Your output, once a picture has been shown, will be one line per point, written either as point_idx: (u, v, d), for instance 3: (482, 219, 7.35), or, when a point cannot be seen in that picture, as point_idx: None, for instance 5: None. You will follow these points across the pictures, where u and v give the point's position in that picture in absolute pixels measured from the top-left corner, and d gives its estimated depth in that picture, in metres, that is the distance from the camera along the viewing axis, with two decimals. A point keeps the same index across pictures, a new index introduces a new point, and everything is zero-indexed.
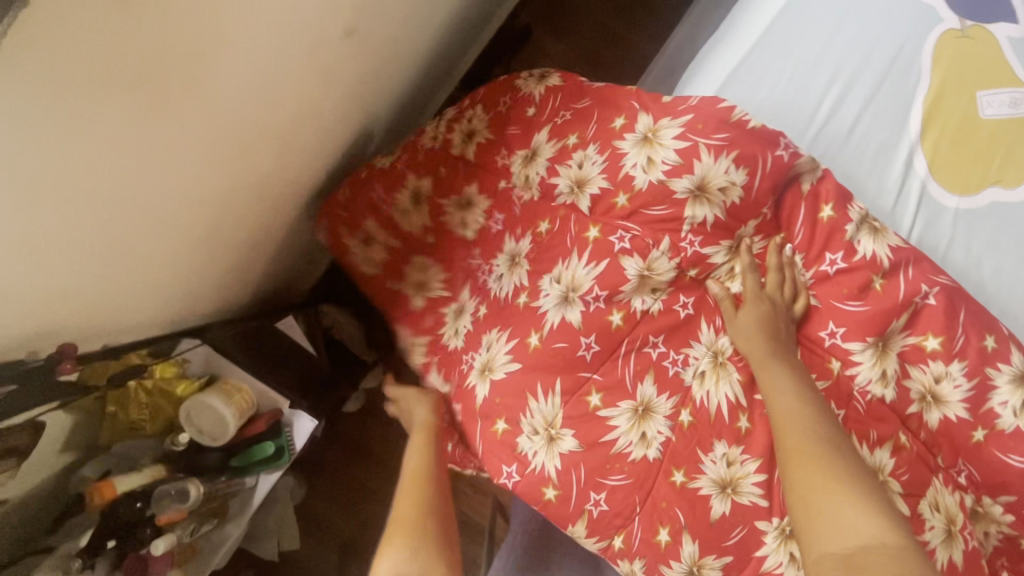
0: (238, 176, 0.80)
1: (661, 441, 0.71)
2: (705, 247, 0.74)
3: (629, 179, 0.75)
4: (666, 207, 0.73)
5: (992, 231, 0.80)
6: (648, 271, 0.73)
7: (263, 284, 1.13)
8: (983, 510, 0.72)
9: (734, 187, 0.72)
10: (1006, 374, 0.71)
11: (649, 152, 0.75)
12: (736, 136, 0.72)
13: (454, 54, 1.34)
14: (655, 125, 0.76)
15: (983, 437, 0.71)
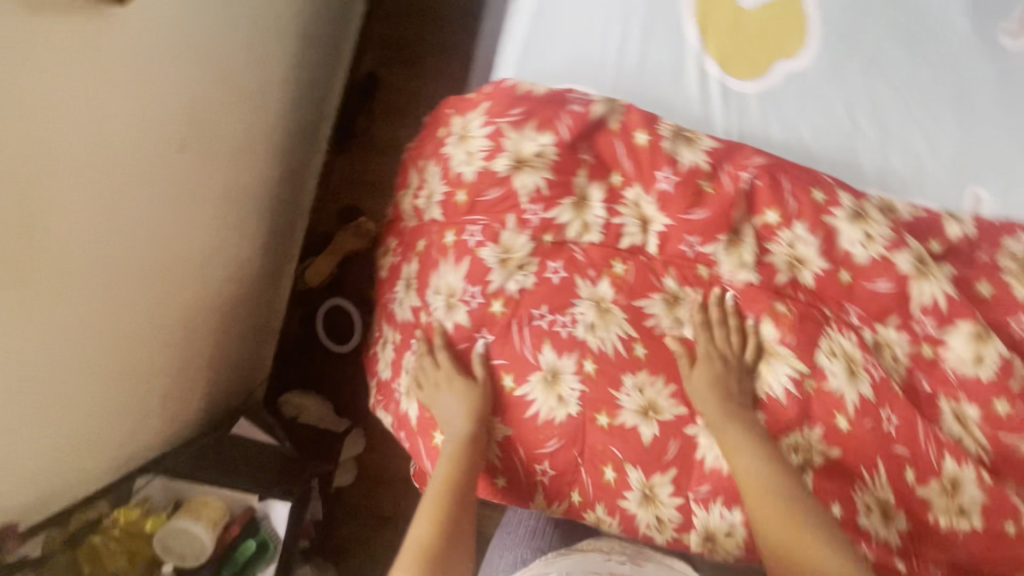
0: (137, 319, 0.85)
1: (577, 396, 0.79)
2: (548, 212, 0.80)
3: (459, 176, 0.81)
4: (498, 189, 0.79)
5: (795, 99, 0.87)
6: (505, 253, 0.80)
7: (207, 396, 1.16)
8: (884, 339, 0.79)
9: (547, 150, 0.78)
10: (843, 214, 0.78)
11: (467, 148, 0.80)
12: (530, 107, 0.79)
13: (310, 122, 1.40)
14: (465, 121, 0.82)
15: (850, 277, 0.78)
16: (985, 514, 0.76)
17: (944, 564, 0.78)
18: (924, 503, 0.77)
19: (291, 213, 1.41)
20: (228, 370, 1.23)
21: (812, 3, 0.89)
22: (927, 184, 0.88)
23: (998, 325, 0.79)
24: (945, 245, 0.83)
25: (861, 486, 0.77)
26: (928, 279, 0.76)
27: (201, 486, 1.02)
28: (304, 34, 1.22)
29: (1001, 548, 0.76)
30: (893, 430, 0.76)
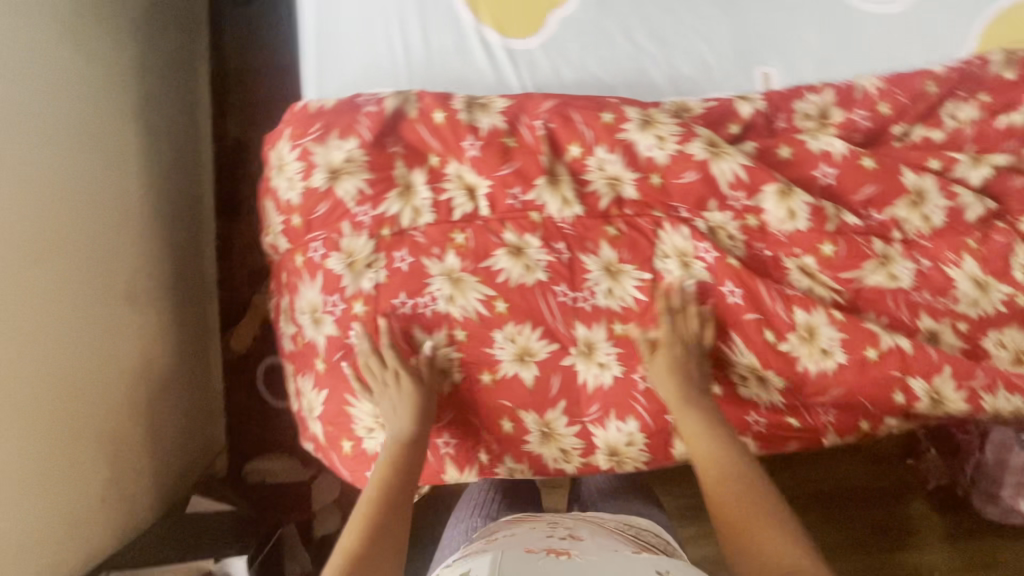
0: (26, 437, 0.88)
1: (458, 363, 0.86)
2: (377, 208, 0.85)
3: (289, 202, 0.85)
4: (324, 202, 0.84)
5: (576, 40, 0.94)
6: (350, 258, 0.84)
7: (147, 484, 1.16)
8: (714, 224, 0.85)
9: (355, 155, 0.84)
10: (632, 126, 0.84)
11: (287, 175, 0.85)
12: (327, 120, 0.84)
13: (193, 190, 1.37)
14: (278, 150, 0.86)
15: (661, 179, 0.84)
16: (847, 348, 0.82)
17: (829, 403, 0.84)
18: (793, 355, 0.83)
19: (202, 281, 1.41)
20: (172, 448, 1.25)
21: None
22: (717, 76, 0.95)
23: (805, 180, 0.85)
24: (744, 124, 0.89)
25: (731, 361, 0.85)
26: (723, 158, 0.83)
27: (151, 569, 1.02)
28: (146, 107, 1.20)
29: (872, 373, 0.82)
30: (738, 301, 0.84)
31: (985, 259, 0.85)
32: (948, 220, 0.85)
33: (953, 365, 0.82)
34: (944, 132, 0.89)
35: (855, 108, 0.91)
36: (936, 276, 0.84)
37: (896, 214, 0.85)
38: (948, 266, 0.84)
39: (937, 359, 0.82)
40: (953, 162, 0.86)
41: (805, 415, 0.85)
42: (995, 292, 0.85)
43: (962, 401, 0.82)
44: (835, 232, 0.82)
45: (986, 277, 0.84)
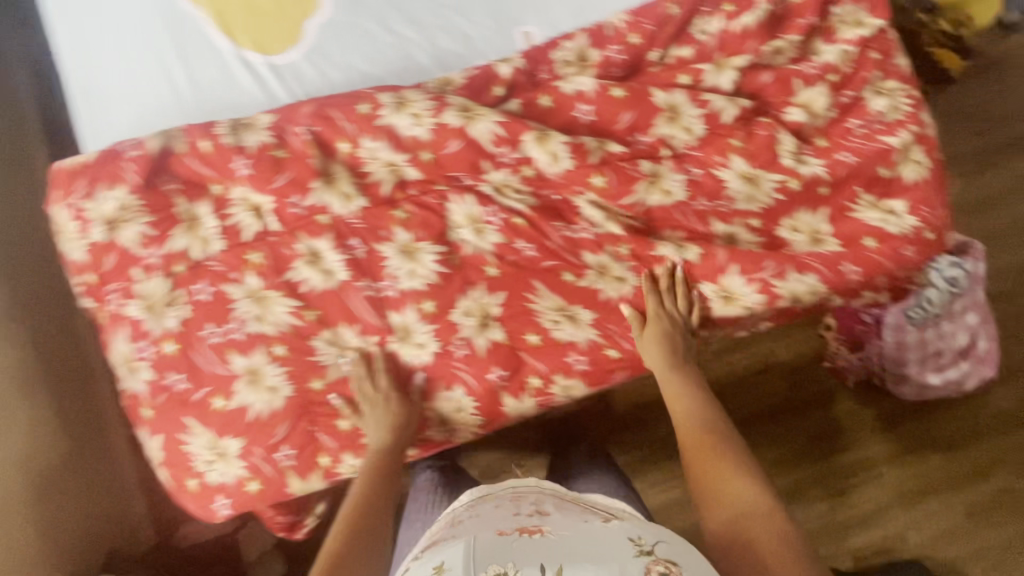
0: None
1: (284, 378, 0.86)
2: (165, 247, 0.86)
3: (78, 262, 0.86)
4: (111, 254, 0.86)
5: (335, 42, 0.96)
6: (148, 301, 0.86)
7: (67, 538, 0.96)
8: (497, 184, 0.89)
9: (128, 203, 0.86)
10: (387, 111, 0.86)
11: (68, 236, 0.86)
12: (91, 174, 0.86)
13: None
14: (55, 215, 0.87)
15: (430, 155, 0.87)
16: (636, 271, 0.89)
17: (638, 325, 0.90)
18: (594, 288, 0.90)
19: (62, 306, 1.07)
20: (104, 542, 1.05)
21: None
22: (479, 46, 0.98)
23: (568, 123, 0.89)
24: (508, 84, 0.92)
25: (540, 309, 0.89)
26: (477, 118, 0.85)
27: None
28: None
29: (663, 289, 0.89)
30: (534, 254, 0.90)
31: (751, 155, 0.89)
32: (708, 128, 0.89)
33: (738, 261, 0.88)
34: (693, 47, 0.93)
35: (608, 45, 0.94)
36: (708, 181, 0.88)
37: (661, 133, 0.88)
38: (717, 170, 0.88)
39: (722, 260, 0.88)
40: (702, 72, 0.89)
41: (623, 343, 0.90)
42: (767, 183, 0.89)
43: (754, 293, 0.88)
44: (600, 163, 0.86)
45: (756, 171, 0.89)
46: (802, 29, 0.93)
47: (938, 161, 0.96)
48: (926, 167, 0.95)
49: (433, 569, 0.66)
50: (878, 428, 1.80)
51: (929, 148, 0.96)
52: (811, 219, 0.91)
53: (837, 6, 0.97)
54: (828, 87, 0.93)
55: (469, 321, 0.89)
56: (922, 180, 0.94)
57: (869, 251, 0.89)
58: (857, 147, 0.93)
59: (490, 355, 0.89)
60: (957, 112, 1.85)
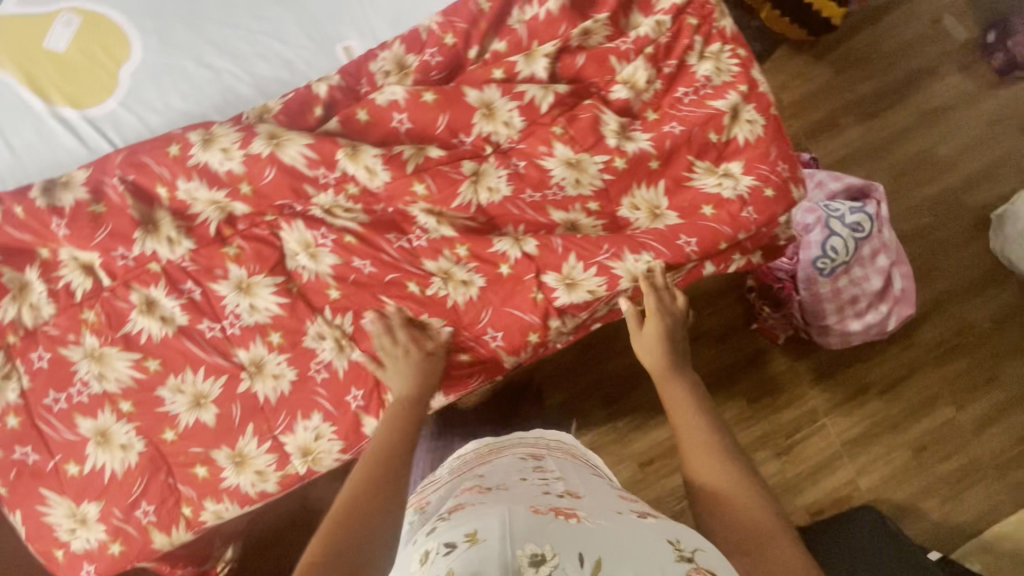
0: None
1: (135, 434, 0.85)
2: None
3: None
4: None
5: (152, 85, 0.95)
6: None
7: None
8: (326, 207, 0.88)
9: None
10: (197, 150, 0.85)
11: None
12: None
13: None
14: None
15: (249, 187, 0.86)
16: (481, 272, 0.89)
17: (489, 326, 0.90)
18: (442, 296, 0.89)
19: None
20: None
21: (99, 8, 0.96)
22: (300, 68, 0.97)
23: (386, 134, 0.88)
24: (326, 104, 0.91)
25: (389, 324, 0.88)
26: (284, 145, 0.84)
27: None
28: None
29: (511, 285, 0.89)
30: (373, 270, 0.88)
31: (574, 139, 0.88)
32: (527, 118, 0.88)
33: (575, 248, 0.88)
34: (508, 39, 0.92)
35: (424, 50, 0.94)
36: (532, 172, 0.87)
37: (481, 131, 0.87)
38: (542, 160, 0.87)
39: (560, 250, 0.88)
40: (514, 65, 0.89)
41: (476, 347, 0.91)
42: (592, 165, 0.88)
43: (593, 278, 0.88)
44: (417, 171, 0.85)
45: (580, 155, 0.88)
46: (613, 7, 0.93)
47: (772, 118, 0.96)
48: (758, 126, 0.95)
49: (466, 537, 0.59)
50: (816, 381, 1.80)
51: (760, 106, 0.96)
52: (648, 194, 0.91)
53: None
54: (647, 59, 0.92)
55: (319, 344, 0.87)
56: (753, 140, 0.94)
57: (704, 221, 0.90)
58: (685, 116, 0.92)
59: (344, 377, 0.86)
60: (845, 58, 1.89)
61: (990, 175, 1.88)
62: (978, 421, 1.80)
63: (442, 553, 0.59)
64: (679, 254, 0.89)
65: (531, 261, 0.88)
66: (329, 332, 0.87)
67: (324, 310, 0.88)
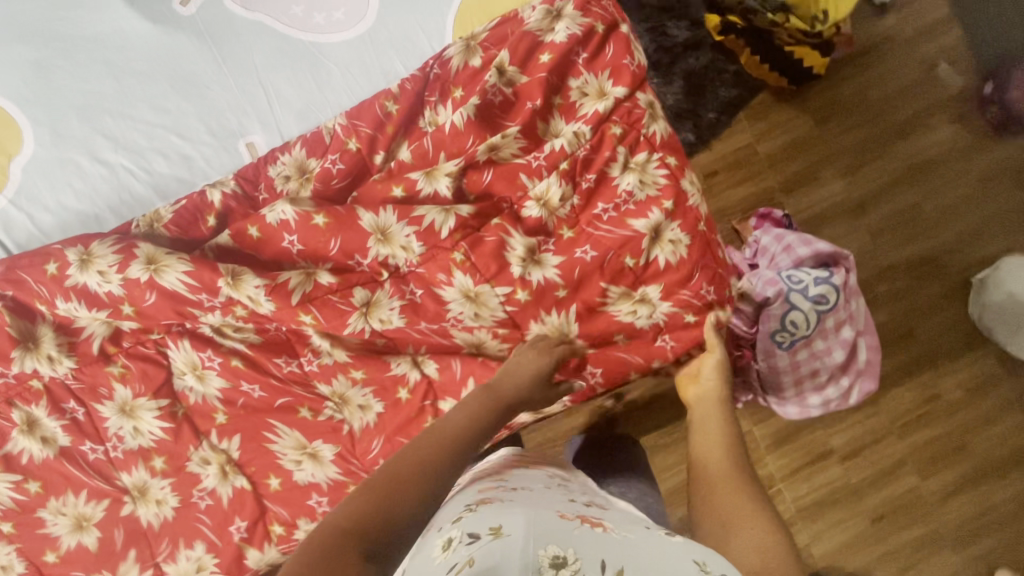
0: None
1: (16, 556, 0.83)
2: None
3: None
4: None
5: (44, 183, 0.90)
6: None
7: None
8: (216, 326, 0.85)
9: None
10: (74, 270, 0.81)
11: None
12: None
13: None
14: None
15: (131, 308, 0.83)
16: (380, 396, 0.85)
17: (380, 457, 0.84)
18: (337, 421, 0.85)
19: None
20: None
21: None
22: (200, 165, 0.92)
23: (279, 254, 0.84)
24: (221, 213, 0.87)
25: (280, 450, 0.84)
26: (161, 269, 0.81)
27: None
28: None
29: (408, 413, 0.84)
30: (262, 395, 0.85)
31: (476, 267, 0.83)
32: (427, 243, 0.82)
33: (472, 373, 0.84)
34: (413, 148, 0.87)
35: (326, 154, 0.88)
36: (428, 303, 0.83)
37: (377, 255, 0.82)
38: (439, 289, 0.83)
39: (459, 374, 0.84)
40: (415, 182, 0.84)
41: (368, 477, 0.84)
42: (492, 298, 0.83)
43: None
44: (303, 302, 0.80)
45: (479, 286, 0.83)
46: (527, 116, 0.87)
47: (700, 235, 0.89)
48: (681, 247, 0.89)
49: (490, 530, 0.52)
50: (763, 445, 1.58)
51: (686, 224, 0.89)
52: (559, 320, 0.86)
53: (574, 79, 0.90)
54: (560, 175, 0.86)
55: (205, 470, 0.84)
56: (674, 262, 0.88)
57: (612, 355, 0.88)
58: (600, 237, 0.87)
59: (231, 504, 0.84)
60: (826, 108, 1.76)
61: (988, 235, 1.71)
62: (943, 490, 1.55)
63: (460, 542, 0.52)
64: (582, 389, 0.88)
65: (427, 391, 0.85)
66: (214, 457, 0.84)
67: (212, 434, 0.85)
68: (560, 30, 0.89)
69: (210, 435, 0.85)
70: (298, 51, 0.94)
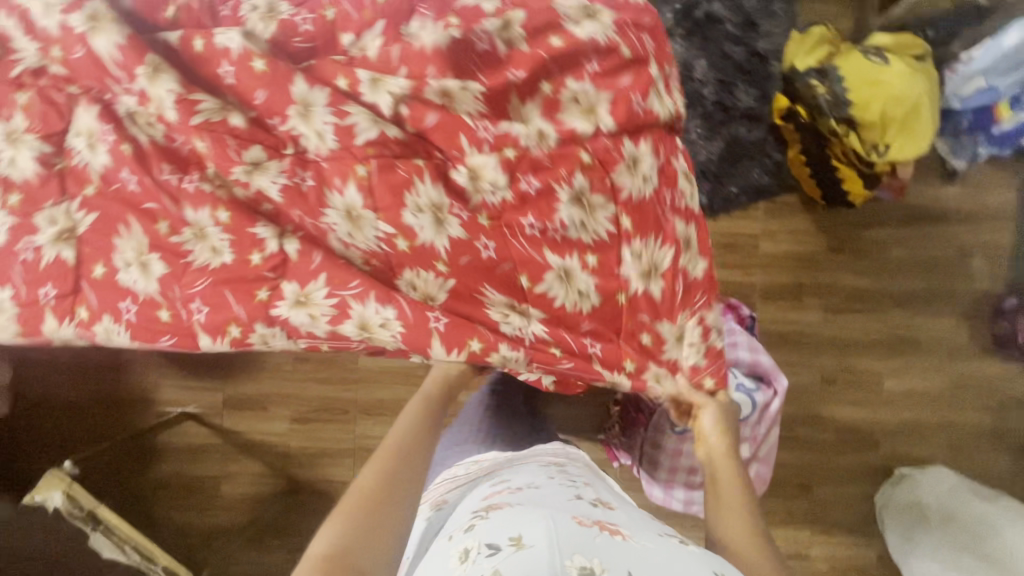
0: None
1: None
2: None
3: None
4: None
5: None
6: None
7: None
8: (130, 110, 0.85)
9: None
10: None
11: None
12: None
13: None
14: None
15: (61, 53, 0.83)
16: (232, 248, 0.82)
17: (199, 299, 0.83)
18: (184, 249, 0.84)
19: None
20: None
21: None
22: None
23: (210, 72, 0.82)
24: (189, 14, 0.86)
25: (119, 246, 0.84)
26: (97, 27, 0.81)
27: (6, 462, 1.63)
28: None
29: (244, 274, 0.82)
30: (135, 189, 0.84)
31: (372, 190, 0.82)
32: (340, 142, 0.82)
33: (325, 270, 0.81)
34: (382, 48, 0.83)
35: (303, 8, 0.86)
36: (312, 196, 0.82)
37: (293, 127, 0.82)
38: (329, 192, 0.82)
39: (315, 265, 0.82)
40: (359, 83, 0.82)
41: (180, 311, 0.84)
42: (371, 229, 0.82)
43: (326, 307, 0.82)
44: (202, 127, 0.80)
45: (364, 210, 0.82)
46: (501, 84, 0.84)
47: (607, 299, 0.88)
48: (586, 303, 0.88)
49: (510, 540, 0.60)
50: None
51: (600, 282, 0.88)
52: (429, 282, 0.84)
53: (574, 81, 0.87)
54: (500, 159, 0.84)
55: (46, 227, 0.84)
56: (574, 309, 0.87)
57: (473, 330, 0.84)
58: (510, 243, 0.85)
59: (50, 267, 0.83)
60: (845, 239, 1.61)
61: (936, 441, 1.58)
62: None
63: (481, 554, 0.60)
64: (422, 333, 0.83)
65: (273, 266, 0.82)
66: (64, 218, 0.85)
67: (75, 200, 0.85)
68: (586, 27, 0.87)
69: (72, 201, 0.85)
70: None
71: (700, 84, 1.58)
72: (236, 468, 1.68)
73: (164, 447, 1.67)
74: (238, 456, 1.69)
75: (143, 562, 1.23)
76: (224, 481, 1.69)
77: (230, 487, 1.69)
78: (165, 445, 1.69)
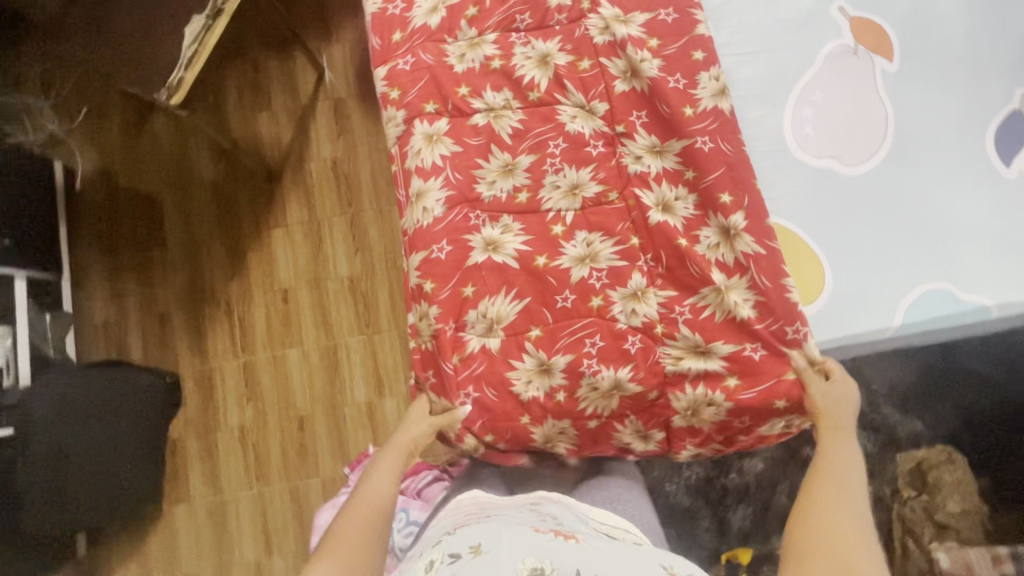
0: None
1: None
2: None
3: None
4: None
5: None
6: None
7: None
8: None
9: None
10: None
11: None
12: None
13: None
14: None
15: None
16: (466, 74, 1.03)
17: (415, 58, 1.04)
18: (452, 37, 1.05)
19: None
20: None
21: None
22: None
23: (602, 28, 1.02)
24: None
25: None
26: None
27: None
28: None
29: (445, 87, 1.02)
30: None
31: (536, 175, 0.99)
32: (570, 143, 1.00)
33: (468, 151, 1.00)
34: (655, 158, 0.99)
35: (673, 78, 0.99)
36: (528, 126, 1.01)
37: (564, 104, 1.01)
38: (527, 140, 1.00)
39: (469, 140, 1.01)
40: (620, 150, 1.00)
41: (403, 44, 1.06)
42: (514, 181, 0.99)
43: (434, 156, 1.00)
44: None
45: (521, 173, 0.99)
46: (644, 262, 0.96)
47: (493, 392, 0.94)
48: (519, 389, 0.94)
49: (470, 549, 0.69)
50: (322, 449, 1.71)
51: (509, 380, 0.94)
52: (487, 234, 0.98)
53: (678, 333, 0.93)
54: (589, 272, 0.96)
55: None
56: (483, 362, 0.95)
57: (440, 278, 0.97)
58: (528, 296, 0.96)
59: None
60: None
61: None
62: None
63: (443, 562, 0.69)
64: (426, 240, 0.99)
65: (457, 108, 1.01)
66: None
67: None
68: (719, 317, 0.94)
69: None
70: (772, 92, 1.05)
71: (736, 470, 1.52)
72: (282, 119, 1.88)
73: (290, 57, 1.90)
74: (289, 120, 1.87)
75: (182, 60, 1.27)
76: (266, 115, 1.88)
77: (261, 118, 1.87)
78: (291, 60, 1.90)
